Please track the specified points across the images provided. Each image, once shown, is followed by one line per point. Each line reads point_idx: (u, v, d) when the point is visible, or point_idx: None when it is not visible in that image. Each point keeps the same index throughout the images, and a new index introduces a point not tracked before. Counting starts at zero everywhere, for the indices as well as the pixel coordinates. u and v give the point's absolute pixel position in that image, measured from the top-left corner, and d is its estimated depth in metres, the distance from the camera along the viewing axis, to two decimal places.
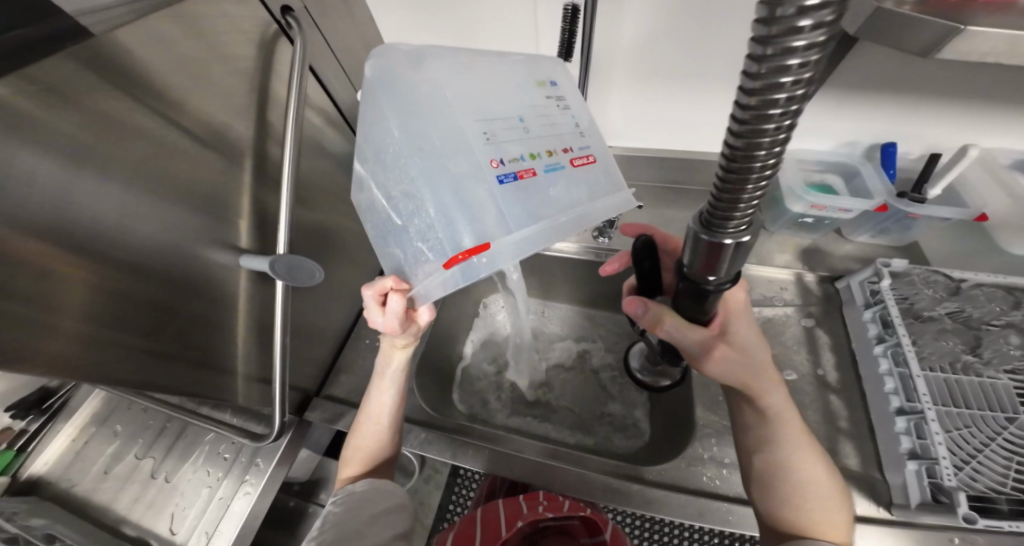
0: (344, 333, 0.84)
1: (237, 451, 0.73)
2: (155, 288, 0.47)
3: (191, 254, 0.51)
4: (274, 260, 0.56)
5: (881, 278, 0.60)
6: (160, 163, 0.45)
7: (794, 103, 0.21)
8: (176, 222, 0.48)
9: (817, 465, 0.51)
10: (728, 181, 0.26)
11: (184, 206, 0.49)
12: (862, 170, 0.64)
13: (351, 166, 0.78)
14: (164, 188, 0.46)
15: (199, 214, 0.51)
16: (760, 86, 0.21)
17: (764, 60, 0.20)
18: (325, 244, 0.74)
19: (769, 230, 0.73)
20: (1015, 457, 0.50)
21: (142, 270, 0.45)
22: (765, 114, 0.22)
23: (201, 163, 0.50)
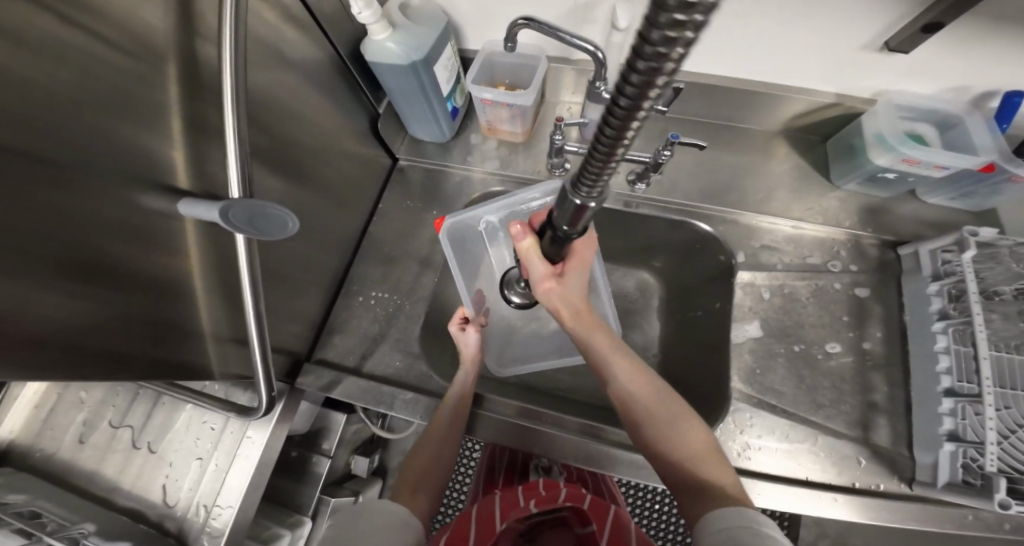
0: (336, 286, 0.72)
1: (225, 422, 0.66)
2: (77, 261, 0.35)
3: (115, 210, 0.37)
4: (228, 205, 0.41)
5: (963, 248, 0.52)
6: (36, 79, 0.29)
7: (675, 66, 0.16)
8: (83, 173, 0.34)
9: (690, 421, 0.50)
10: (599, 146, 0.23)
11: (88, 144, 0.34)
12: (965, 122, 0.52)
13: (327, 83, 0.60)
14: (59, 121, 0.31)
15: (114, 156, 0.36)
16: (649, 57, 0.15)
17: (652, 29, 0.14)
18: (302, 189, 0.60)
19: (833, 183, 0.63)
20: None
21: (55, 237, 0.33)
22: (650, 85, 0.17)
23: (111, 80, 0.34)
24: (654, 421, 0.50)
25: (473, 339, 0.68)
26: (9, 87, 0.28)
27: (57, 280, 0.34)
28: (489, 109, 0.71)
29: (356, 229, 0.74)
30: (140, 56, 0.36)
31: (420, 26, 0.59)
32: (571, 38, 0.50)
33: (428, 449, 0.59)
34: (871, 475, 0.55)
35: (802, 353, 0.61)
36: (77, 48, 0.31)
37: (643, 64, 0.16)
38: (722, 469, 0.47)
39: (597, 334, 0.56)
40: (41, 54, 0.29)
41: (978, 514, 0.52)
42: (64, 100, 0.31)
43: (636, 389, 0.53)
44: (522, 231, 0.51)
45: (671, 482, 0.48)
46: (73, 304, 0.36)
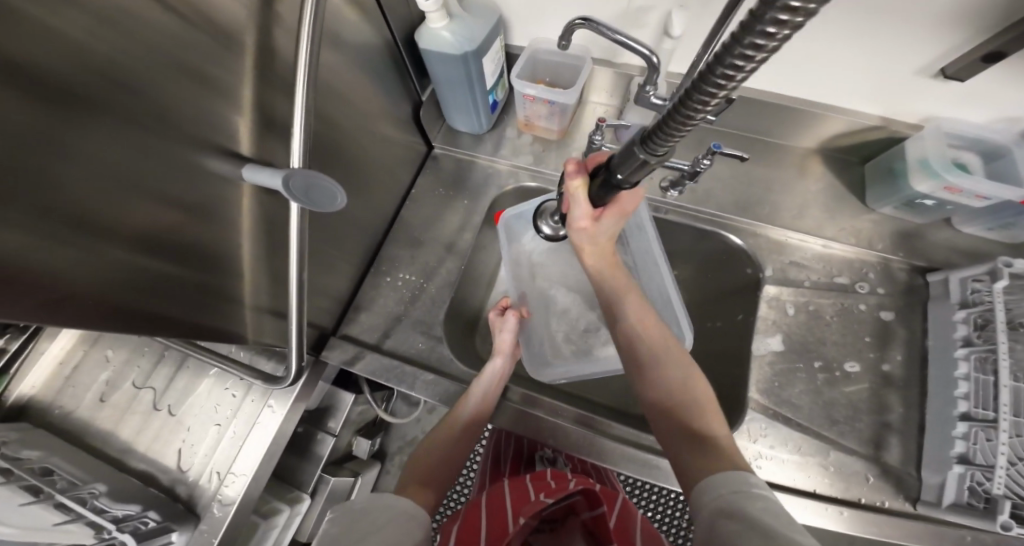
0: (365, 265, 0.72)
1: (246, 390, 0.67)
2: (141, 221, 0.35)
3: (181, 167, 0.37)
4: (288, 174, 0.41)
5: (996, 277, 0.52)
6: (132, 32, 0.30)
7: (781, 39, 0.19)
8: (158, 126, 0.34)
9: (696, 382, 0.51)
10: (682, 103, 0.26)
11: (168, 97, 0.34)
12: (1013, 152, 0.52)
13: (379, 61, 0.60)
14: (136, 91, 0.31)
15: (187, 110, 0.36)
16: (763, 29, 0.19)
17: (759, 20, 0.18)
18: (342, 165, 0.60)
19: (870, 205, 0.64)
20: None
21: (127, 201, 0.34)
22: (748, 52, 0.20)
23: (194, 40, 0.35)
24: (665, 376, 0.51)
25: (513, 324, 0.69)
26: (88, 54, 0.28)
27: (123, 243, 0.35)
28: (529, 105, 0.72)
29: (389, 211, 0.75)
30: (218, 22, 0.36)
31: (473, 17, 0.59)
32: (627, 40, 0.50)
33: (441, 441, 0.61)
34: (878, 492, 0.56)
35: (821, 369, 0.61)
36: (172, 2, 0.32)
37: (742, 48, 0.20)
38: (718, 422, 0.48)
39: (618, 282, 0.59)
40: (126, 21, 0.29)
41: (976, 535, 0.53)
42: (143, 67, 0.31)
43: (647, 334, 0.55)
44: (573, 167, 0.53)
45: (665, 437, 0.48)
46: (134, 263, 0.36)
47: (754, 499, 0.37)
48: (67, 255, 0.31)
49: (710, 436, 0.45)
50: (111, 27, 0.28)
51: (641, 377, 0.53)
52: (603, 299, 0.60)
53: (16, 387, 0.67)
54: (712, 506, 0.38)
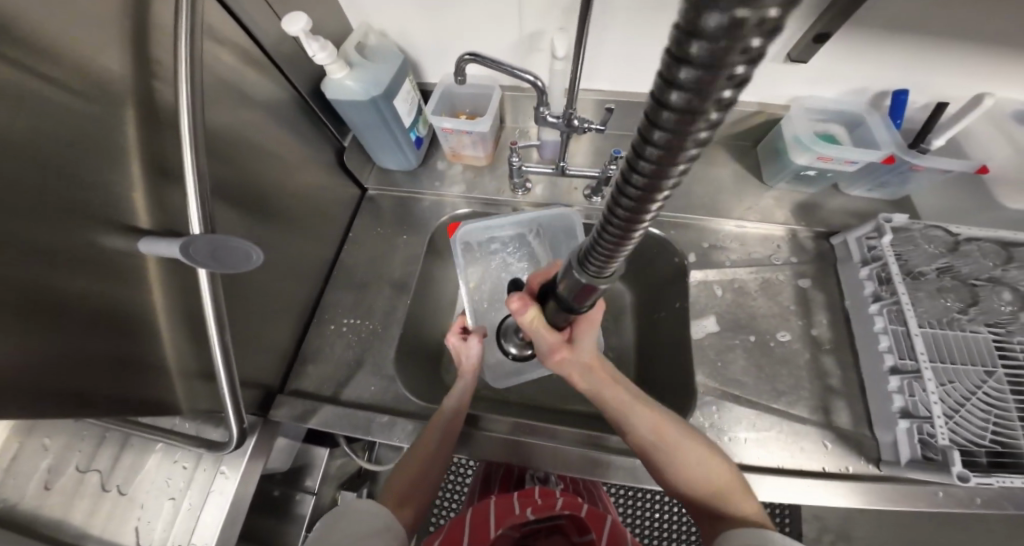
0: (308, 312, 0.73)
1: (197, 460, 0.64)
2: (26, 293, 0.36)
3: (75, 251, 0.39)
4: (188, 242, 0.43)
5: (882, 234, 0.58)
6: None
7: (695, 143, 0.16)
8: (46, 209, 0.36)
9: (711, 458, 0.51)
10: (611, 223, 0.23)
11: (52, 186, 0.36)
12: (868, 119, 0.59)
13: (290, 117, 0.64)
14: (7, 166, 0.33)
15: (77, 195, 0.38)
16: (669, 128, 0.15)
17: (662, 117, 0.15)
18: (268, 220, 0.62)
19: (767, 184, 0.69)
20: (994, 410, 0.52)
21: (5, 273, 0.34)
22: (667, 158, 0.16)
23: (69, 124, 0.37)
24: (679, 471, 0.50)
25: (475, 348, 0.68)
26: None
27: (3, 323, 0.34)
28: (451, 137, 0.76)
29: (328, 256, 0.76)
30: (98, 93, 0.39)
31: (375, 63, 0.64)
32: (512, 69, 0.55)
33: (418, 457, 0.58)
34: (839, 458, 0.57)
35: (757, 343, 0.64)
36: (32, 94, 0.34)
37: (652, 149, 0.16)
38: (744, 496, 0.49)
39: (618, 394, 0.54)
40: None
41: (947, 489, 0.54)
42: (16, 141, 0.33)
43: (662, 442, 0.51)
44: (522, 304, 0.49)
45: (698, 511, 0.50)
46: (27, 337, 0.36)
47: None
48: None
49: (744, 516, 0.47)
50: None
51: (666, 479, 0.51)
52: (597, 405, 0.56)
53: None
54: None
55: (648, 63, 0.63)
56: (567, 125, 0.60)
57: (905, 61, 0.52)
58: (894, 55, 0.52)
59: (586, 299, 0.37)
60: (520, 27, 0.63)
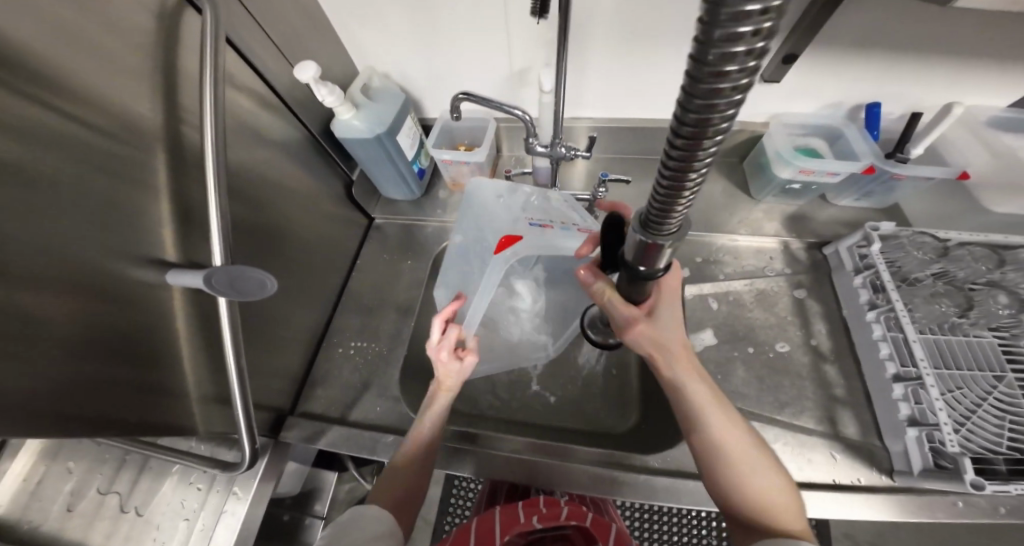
0: (318, 336, 0.76)
1: (211, 481, 0.65)
2: (59, 317, 0.39)
3: (106, 277, 0.43)
4: (210, 273, 0.48)
5: (870, 242, 0.60)
6: (42, 175, 0.37)
7: (729, 102, 0.22)
8: (83, 240, 0.40)
9: (770, 468, 0.49)
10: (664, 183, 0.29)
11: (88, 220, 0.41)
12: (846, 132, 0.61)
13: (302, 155, 0.69)
14: (49, 202, 0.37)
15: (109, 228, 0.43)
16: (703, 90, 0.22)
17: (700, 80, 0.21)
18: (281, 248, 0.66)
19: (755, 198, 0.71)
20: (1008, 416, 0.51)
21: (43, 299, 0.38)
22: (707, 116, 0.23)
23: (105, 165, 0.42)
24: (729, 474, 0.49)
25: (467, 367, 0.59)
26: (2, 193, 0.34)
27: (40, 345, 0.38)
28: (451, 167, 0.80)
29: (337, 283, 0.80)
30: (131, 139, 0.44)
31: (380, 103, 0.70)
32: (501, 105, 0.60)
33: (400, 478, 0.55)
34: (849, 469, 0.56)
35: (756, 354, 0.64)
36: (75, 142, 0.39)
37: (693, 110, 0.23)
38: (792, 515, 0.47)
39: (693, 383, 0.51)
40: (40, 142, 0.36)
41: (967, 499, 0.52)
42: (59, 181, 0.38)
43: (727, 445, 0.49)
44: (588, 274, 0.52)
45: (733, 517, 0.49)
46: (58, 358, 0.40)
47: None
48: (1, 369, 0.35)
49: (783, 531, 0.46)
50: (28, 146, 0.35)
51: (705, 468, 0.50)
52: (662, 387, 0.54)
53: None
54: None
55: (631, 90, 0.67)
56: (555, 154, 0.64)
57: (872, 76, 0.55)
58: (862, 70, 0.55)
59: (649, 259, 0.40)
60: (510, 64, 0.69)
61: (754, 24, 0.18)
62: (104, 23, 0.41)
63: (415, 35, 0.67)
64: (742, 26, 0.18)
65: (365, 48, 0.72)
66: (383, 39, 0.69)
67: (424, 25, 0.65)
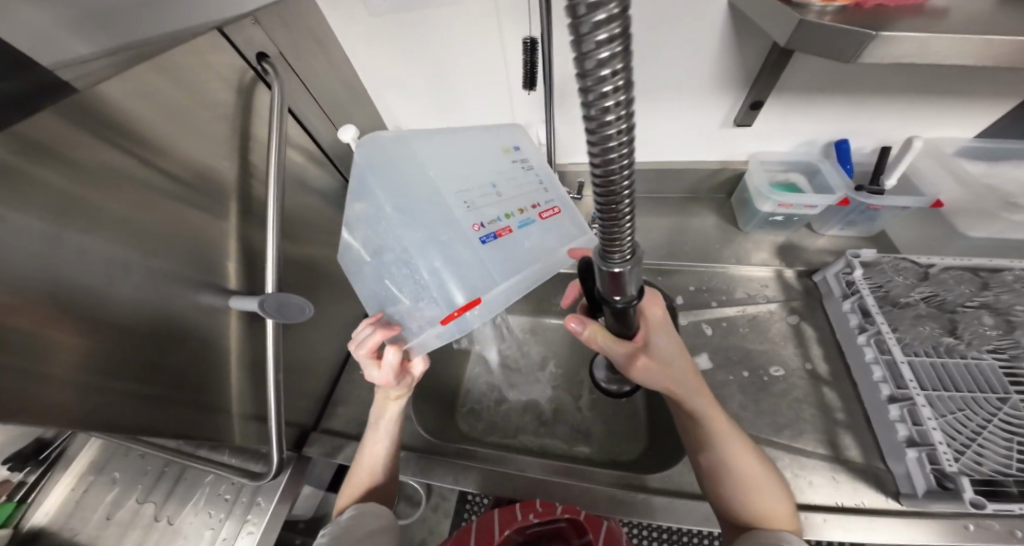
0: (340, 360, 0.83)
1: (238, 491, 0.70)
2: (142, 328, 0.48)
3: (175, 296, 0.52)
4: (264, 299, 0.58)
5: (852, 268, 0.62)
6: (142, 214, 0.47)
7: (620, 121, 0.23)
8: (161, 266, 0.50)
9: (761, 470, 0.51)
10: (600, 215, 0.29)
11: (166, 249, 0.51)
12: (821, 167, 0.67)
13: (336, 199, 0.80)
14: (143, 238, 0.47)
15: (181, 256, 0.52)
16: (593, 113, 0.23)
17: (590, 99, 0.23)
18: (313, 278, 0.76)
19: (743, 229, 0.76)
20: (1015, 437, 0.51)
21: (133, 314, 0.47)
22: (605, 135, 0.24)
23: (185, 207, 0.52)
24: (725, 477, 0.51)
25: (415, 380, 0.61)
26: (113, 222, 0.44)
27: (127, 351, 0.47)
28: None
29: (360, 312, 0.88)
30: (205, 187, 0.55)
31: None
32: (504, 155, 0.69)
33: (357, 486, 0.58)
34: (852, 493, 0.55)
35: (751, 378, 0.66)
36: (167, 191, 0.50)
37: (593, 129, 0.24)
38: (782, 505, 0.49)
39: (697, 401, 0.53)
40: (144, 191, 0.47)
41: (978, 522, 0.50)
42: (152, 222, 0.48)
43: (732, 461, 0.51)
44: (577, 325, 0.52)
45: (729, 522, 0.51)
46: (137, 364, 0.48)
47: None
48: (98, 366, 0.44)
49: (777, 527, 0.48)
50: (134, 194, 0.46)
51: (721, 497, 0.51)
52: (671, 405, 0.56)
53: (32, 515, 0.73)
54: None
55: None
56: None
57: (836, 119, 0.62)
58: (829, 113, 0.61)
59: (617, 291, 0.38)
60: (514, 120, 0.80)
61: (606, 50, 0.21)
62: (201, 102, 0.53)
63: (437, 99, 0.80)
64: (600, 60, 0.21)
65: (395, 111, 0.85)
66: (410, 103, 0.82)
67: (446, 91, 0.77)
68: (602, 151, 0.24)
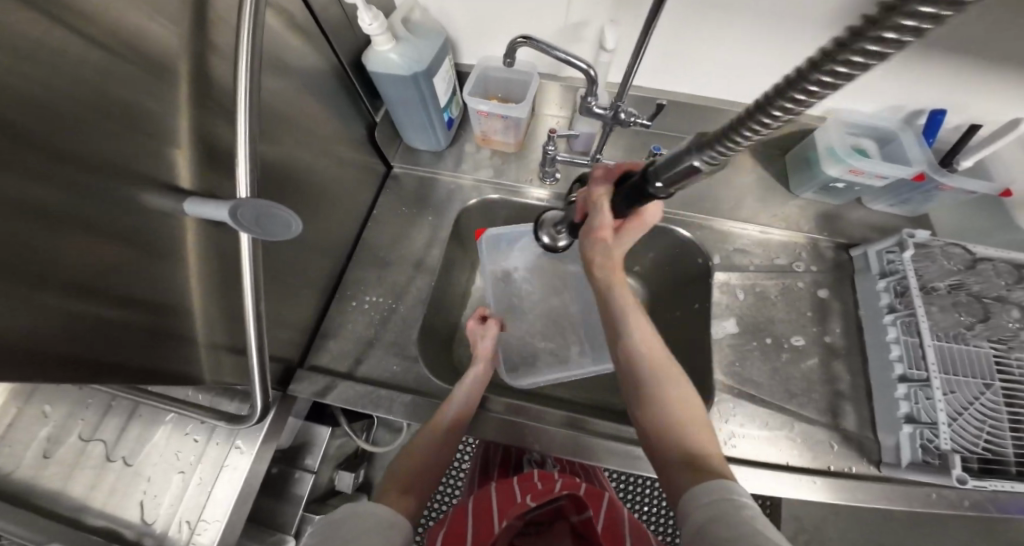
0: (330, 289, 0.72)
1: (210, 433, 0.62)
2: (70, 252, 0.34)
3: (113, 206, 0.37)
4: (237, 205, 0.43)
5: (904, 248, 0.60)
6: (54, 83, 0.31)
7: (835, 82, 0.20)
8: (86, 161, 0.34)
9: (699, 412, 0.50)
10: (733, 128, 0.26)
11: (92, 137, 0.34)
12: (901, 136, 0.62)
13: (326, 87, 0.62)
14: (53, 127, 0.31)
15: (116, 149, 0.36)
16: (824, 58, 0.19)
17: (835, 55, 0.18)
18: (299, 190, 0.61)
19: (793, 192, 0.72)
20: (989, 419, 0.54)
21: (49, 243, 0.33)
22: (816, 82, 0.20)
23: (115, 80, 0.35)
24: (666, 402, 0.49)
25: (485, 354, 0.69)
26: (15, 98, 0.29)
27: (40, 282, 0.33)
28: (483, 120, 0.74)
29: (351, 235, 0.75)
30: (152, 57, 0.38)
31: (421, 37, 0.63)
32: (567, 57, 0.54)
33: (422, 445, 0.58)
34: (844, 458, 0.59)
35: (772, 346, 0.66)
36: (89, 53, 0.33)
37: (814, 78, 0.20)
38: (711, 446, 0.47)
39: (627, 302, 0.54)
40: (48, 58, 0.30)
41: (940, 492, 0.56)
42: (68, 110, 0.32)
43: (651, 353, 0.51)
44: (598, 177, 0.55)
45: (665, 454, 0.46)
46: (67, 304, 0.35)
47: (742, 508, 0.38)
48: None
49: (708, 464, 0.44)
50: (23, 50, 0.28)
51: (635, 365, 0.51)
52: (604, 305, 0.55)
53: None
54: (704, 511, 0.39)
55: (692, 63, 0.63)
56: (612, 118, 0.60)
57: (941, 79, 0.55)
58: (943, 68, 0.54)
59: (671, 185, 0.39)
60: (566, 16, 0.63)
61: (902, 36, 0.16)
62: None
63: None
64: (905, 24, 0.16)
65: None
66: None
67: None
68: (807, 89, 0.20)
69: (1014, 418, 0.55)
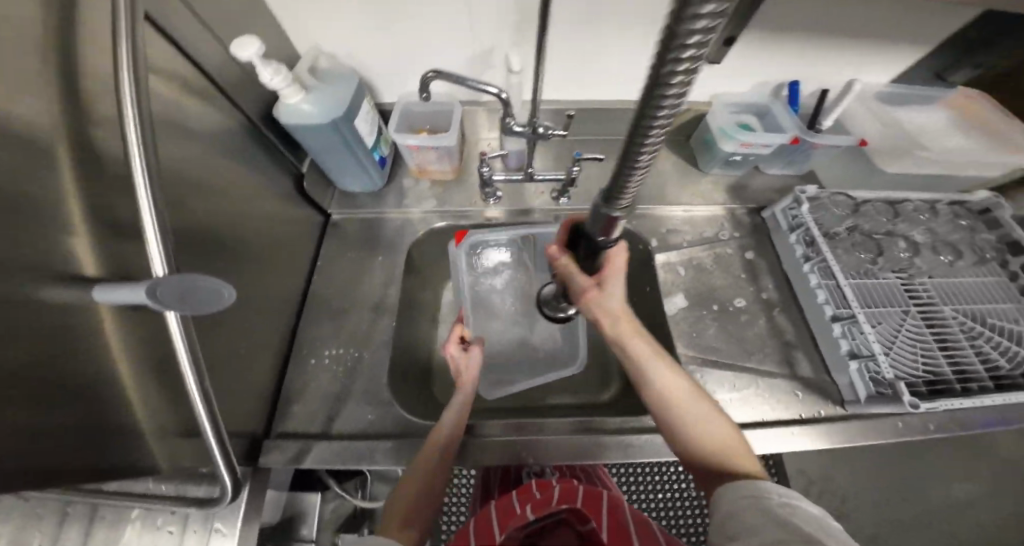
0: (285, 349, 0.68)
1: (184, 522, 0.55)
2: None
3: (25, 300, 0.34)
4: (154, 283, 0.37)
5: (801, 203, 0.70)
6: None
7: (689, 69, 0.25)
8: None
9: (721, 422, 0.53)
10: (631, 142, 0.31)
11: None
12: (773, 108, 0.72)
13: (238, 145, 0.61)
14: None
15: (22, 236, 0.34)
16: (673, 51, 0.24)
17: (674, 39, 0.23)
18: (233, 252, 0.59)
19: (702, 169, 0.80)
20: (918, 343, 0.61)
21: None
22: (668, 73, 0.25)
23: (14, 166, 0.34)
24: (687, 420, 0.53)
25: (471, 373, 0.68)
26: None
27: None
28: (415, 154, 0.77)
29: (298, 290, 0.73)
30: (53, 147, 0.37)
31: (332, 85, 0.65)
32: (477, 85, 0.58)
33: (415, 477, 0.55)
34: (811, 404, 0.63)
35: (721, 311, 0.71)
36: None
37: (671, 58, 0.24)
38: (745, 456, 0.50)
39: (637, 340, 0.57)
40: None
41: (904, 419, 0.61)
42: None
43: (666, 383, 0.55)
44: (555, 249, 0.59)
45: (703, 471, 0.50)
46: None
47: (782, 506, 0.40)
48: None
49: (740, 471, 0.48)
50: None
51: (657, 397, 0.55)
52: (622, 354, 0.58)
53: None
54: (739, 502, 0.42)
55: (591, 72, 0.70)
56: (532, 133, 0.65)
57: (790, 52, 0.66)
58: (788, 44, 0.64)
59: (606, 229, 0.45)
60: (471, 47, 0.68)
61: (708, 22, 0.21)
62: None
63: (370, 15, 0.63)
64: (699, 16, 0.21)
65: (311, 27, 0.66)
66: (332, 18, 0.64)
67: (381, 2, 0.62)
68: (672, 73, 0.25)
69: (939, 340, 0.62)
